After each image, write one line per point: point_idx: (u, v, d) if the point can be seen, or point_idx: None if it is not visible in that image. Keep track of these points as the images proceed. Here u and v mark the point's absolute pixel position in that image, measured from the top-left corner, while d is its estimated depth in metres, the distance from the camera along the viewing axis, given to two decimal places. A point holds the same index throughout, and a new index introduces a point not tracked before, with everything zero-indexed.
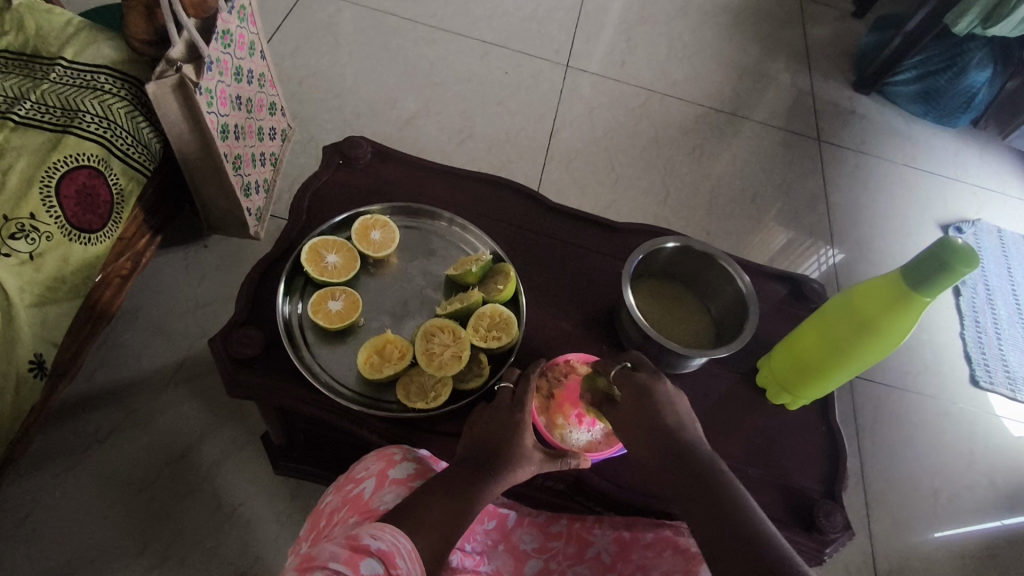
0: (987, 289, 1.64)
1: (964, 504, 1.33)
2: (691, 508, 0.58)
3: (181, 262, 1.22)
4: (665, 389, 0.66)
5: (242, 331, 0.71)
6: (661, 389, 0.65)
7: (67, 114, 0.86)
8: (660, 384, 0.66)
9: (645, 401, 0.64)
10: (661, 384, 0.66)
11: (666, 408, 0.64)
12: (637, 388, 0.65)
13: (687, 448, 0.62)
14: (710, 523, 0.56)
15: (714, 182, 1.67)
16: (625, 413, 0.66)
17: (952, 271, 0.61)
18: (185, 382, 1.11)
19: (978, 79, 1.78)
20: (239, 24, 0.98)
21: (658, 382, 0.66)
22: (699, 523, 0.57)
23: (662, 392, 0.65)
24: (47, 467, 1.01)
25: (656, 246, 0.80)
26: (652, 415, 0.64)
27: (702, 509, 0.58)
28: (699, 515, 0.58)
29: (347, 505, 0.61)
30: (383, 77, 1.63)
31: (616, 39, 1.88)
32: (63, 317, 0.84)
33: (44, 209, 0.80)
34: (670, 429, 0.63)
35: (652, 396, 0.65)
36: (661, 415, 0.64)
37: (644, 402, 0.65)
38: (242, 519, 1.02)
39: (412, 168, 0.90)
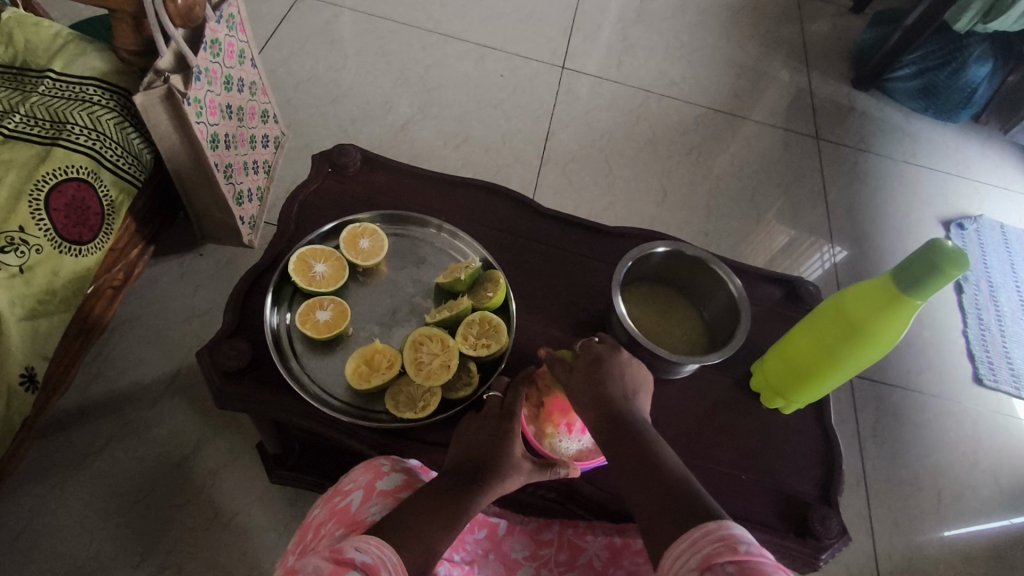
0: (989, 285, 1.63)
1: (968, 504, 1.31)
2: (624, 467, 0.59)
3: (176, 271, 1.22)
4: (619, 360, 0.67)
5: (229, 343, 0.71)
6: (613, 360, 0.66)
7: (56, 126, 0.86)
8: (613, 355, 0.67)
9: (595, 368, 0.65)
10: (614, 355, 0.67)
11: (614, 376, 0.65)
12: (590, 357, 0.66)
13: (625, 412, 0.63)
14: (641, 480, 0.57)
15: (712, 182, 1.66)
16: (572, 379, 0.66)
17: (941, 274, 0.60)
18: (181, 391, 1.11)
19: (978, 74, 1.76)
20: (228, 33, 0.98)
21: (617, 355, 0.67)
22: (630, 481, 0.58)
23: (613, 363, 0.66)
24: (45, 478, 1.01)
25: (646, 251, 0.79)
26: (598, 381, 0.64)
27: (634, 468, 0.58)
28: (631, 473, 0.58)
29: (335, 517, 0.60)
30: (378, 82, 1.63)
31: (612, 40, 1.87)
32: (54, 330, 0.84)
33: (34, 222, 0.80)
34: (617, 396, 0.64)
35: (601, 363, 0.66)
36: (609, 382, 0.65)
37: (592, 368, 0.65)
38: (238, 528, 1.02)
39: (402, 175, 0.90)
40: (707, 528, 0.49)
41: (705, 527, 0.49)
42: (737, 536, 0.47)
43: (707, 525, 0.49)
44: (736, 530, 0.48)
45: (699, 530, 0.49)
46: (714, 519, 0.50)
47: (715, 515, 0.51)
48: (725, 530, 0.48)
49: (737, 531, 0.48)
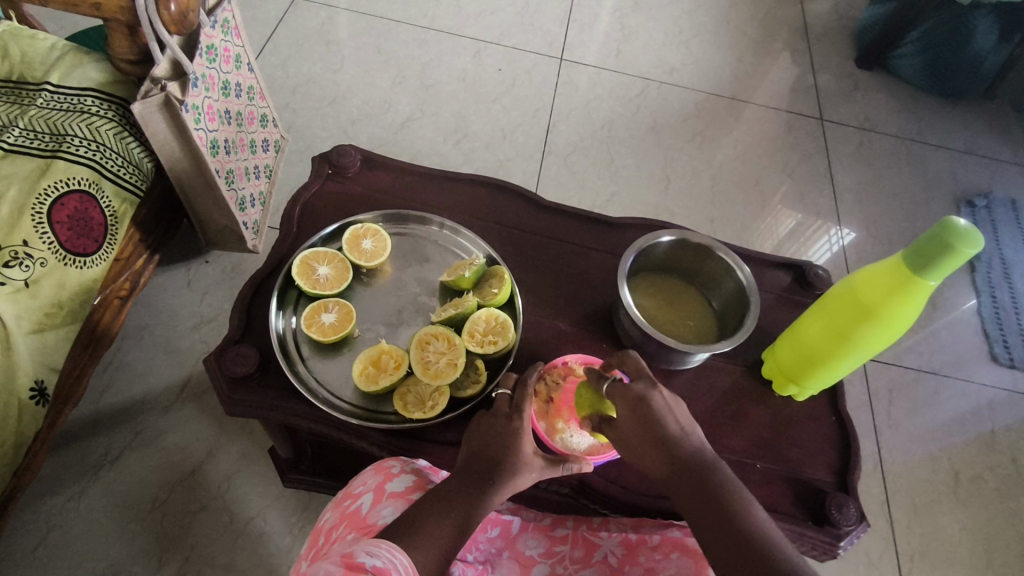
0: (1003, 263, 1.60)
1: (988, 485, 1.30)
2: (704, 525, 0.58)
3: (182, 279, 1.23)
4: (662, 398, 0.63)
5: (235, 349, 0.71)
6: (659, 401, 0.62)
7: (56, 138, 0.86)
8: (656, 393, 0.63)
9: (648, 415, 0.62)
10: (658, 394, 0.63)
11: (670, 421, 0.62)
12: (641, 401, 0.62)
13: (692, 461, 0.61)
14: (724, 542, 0.56)
15: (716, 168, 1.65)
16: (627, 428, 0.63)
17: (953, 253, 0.59)
18: (192, 399, 1.12)
19: (983, 46, 1.72)
20: (223, 38, 0.97)
21: (654, 393, 0.63)
22: (712, 541, 0.57)
23: (659, 402, 0.62)
24: (60, 490, 1.01)
25: (651, 241, 0.78)
26: (656, 429, 0.61)
27: (714, 526, 0.57)
28: (711, 532, 0.57)
29: (346, 521, 0.60)
30: (376, 82, 1.62)
31: (610, 29, 1.85)
32: (62, 342, 0.85)
33: (38, 236, 0.80)
34: (677, 442, 0.61)
35: (652, 408, 0.62)
36: (667, 429, 0.62)
37: (645, 415, 0.62)
38: (255, 532, 1.02)
39: (402, 174, 0.89)
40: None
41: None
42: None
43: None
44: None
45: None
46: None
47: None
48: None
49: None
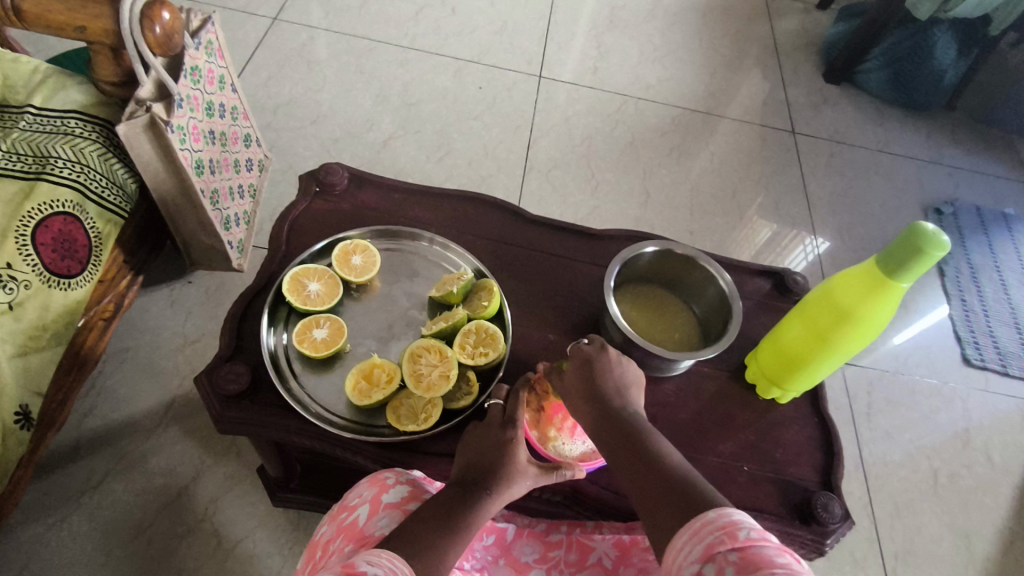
0: (970, 267, 1.66)
1: (966, 483, 1.33)
2: (624, 463, 0.60)
3: (165, 301, 1.22)
4: (607, 358, 0.67)
5: (227, 366, 0.71)
6: (602, 362, 0.67)
7: (39, 160, 0.85)
8: (602, 356, 0.67)
9: (586, 369, 0.67)
10: (605, 355, 0.67)
11: (604, 375, 0.66)
12: (581, 360, 0.68)
13: (620, 411, 0.64)
14: (637, 475, 0.58)
15: (693, 180, 1.69)
16: (568, 381, 0.68)
17: (924, 256, 0.62)
18: (177, 421, 1.10)
19: (944, 60, 1.81)
20: (207, 60, 0.98)
21: (601, 354, 0.67)
22: (628, 475, 0.59)
23: (602, 362, 0.67)
24: (42, 518, 0.99)
25: (636, 251, 0.80)
26: (590, 383, 0.66)
27: (632, 461, 0.60)
28: (631, 471, 0.59)
29: (342, 534, 0.61)
30: (357, 101, 1.64)
31: (587, 47, 1.90)
32: (46, 365, 0.84)
33: (22, 258, 0.79)
34: (607, 392, 0.65)
35: (592, 365, 0.67)
36: (600, 382, 0.66)
37: (583, 367, 0.67)
38: (243, 554, 1.01)
39: (390, 190, 0.91)
40: (706, 520, 0.50)
41: (705, 518, 0.50)
42: (735, 523, 0.48)
43: (707, 515, 0.50)
44: (736, 517, 0.49)
45: (699, 522, 0.50)
46: (713, 509, 0.51)
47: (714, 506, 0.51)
48: (724, 518, 0.49)
49: (735, 518, 0.49)
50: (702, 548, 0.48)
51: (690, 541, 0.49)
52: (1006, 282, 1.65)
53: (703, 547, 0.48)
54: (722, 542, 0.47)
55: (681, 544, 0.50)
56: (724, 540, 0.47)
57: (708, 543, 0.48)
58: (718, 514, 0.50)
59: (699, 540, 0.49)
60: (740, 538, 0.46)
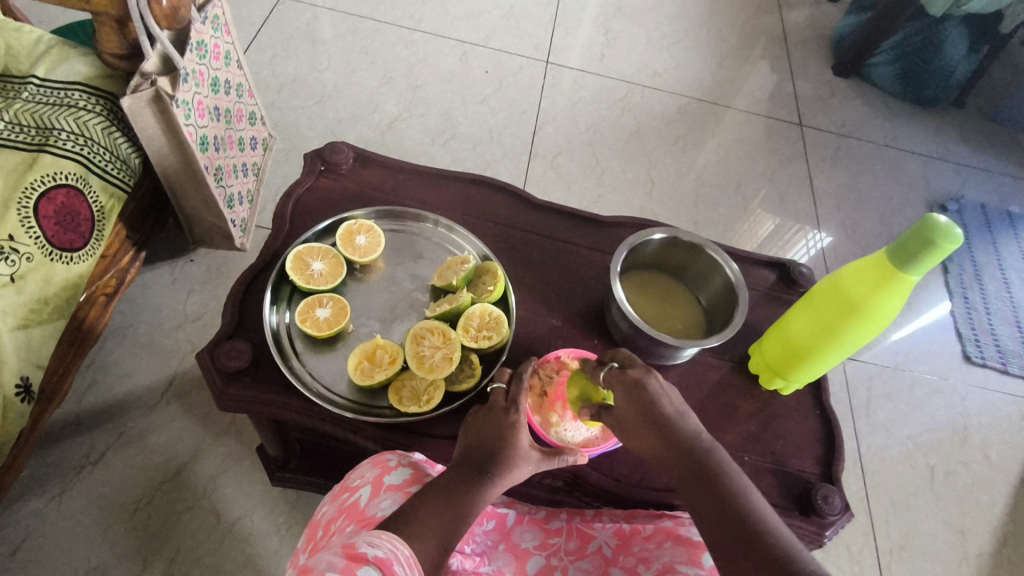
0: (973, 265, 1.66)
1: (962, 480, 1.34)
2: (702, 506, 0.60)
3: (167, 278, 1.21)
4: (659, 383, 0.65)
5: (229, 343, 0.71)
6: (656, 386, 0.65)
7: (42, 132, 0.84)
8: (652, 378, 0.65)
9: (645, 401, 0.64)
10: (654, 380, 0.65)
11: (666, 407, 0.64)
12: (632, 386, 0.65)
13: (688, 443, 0.63)
14: (718, 516, 0.59)
15: (699, 170, 1.68)
16: (624, 413, 0.65)
17: (934, 249, 0.61)
18: (177, 399, 1.10)
19: (955, 56, 1.80)
20: (214, 34, 0.97)
21: (651, 377, 0.65)
22: (709, 520, 0.59)
23: (655, 386, 0.65)
24: (41, 492, 0.99)
25: (642, 238, 0.80)
26: (650, 411, 0.64)
27: (710, 504, 0.60)
28: (706, 511, 0.60)
29: (344, 514, 0.61)
30: (363, 82, 1.62)
31: (595, 33, 1.88)
32: (47, 339, 0.83)
33: (23, 230, 0.79)
34: (672, 426, 0.63)
35: (649, 393, 0.64)
36: (665, 414, 0.64)
37: (641, 399, 0.64)
38: (242, 532, 1.01)
39: (395, 171, 0.90)
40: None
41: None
42: None
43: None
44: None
45: None
46: (812, 574, 0.52)
47: (814, 571, 0.53)
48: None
49: None
50: None
51: None
52: (1009, 280, 1.65)
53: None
54: None
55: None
56: None
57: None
58: None
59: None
60: None
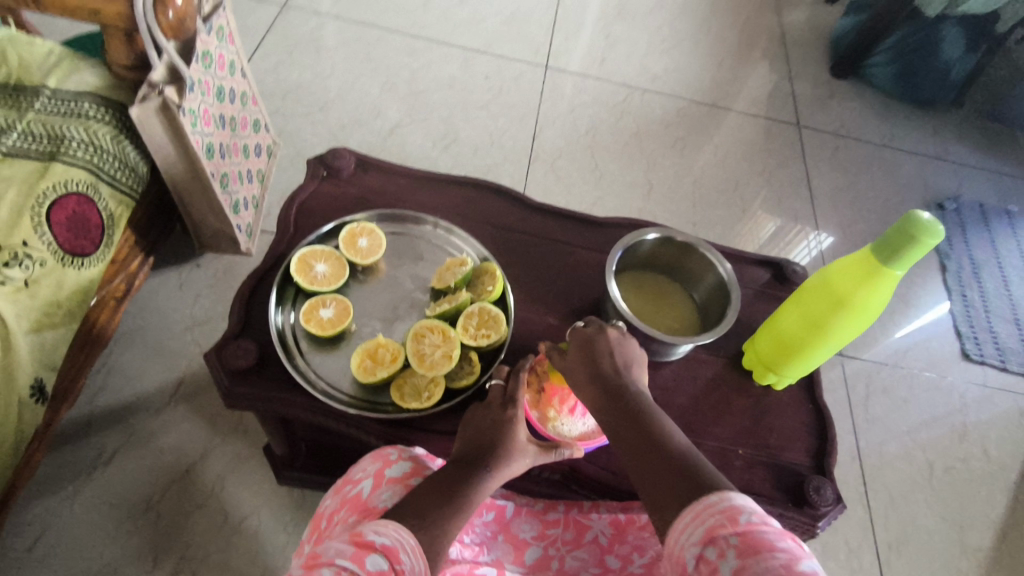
0: (971, 263, 1.67)
1: (961, 475, 1.35)
2: (624, 440, 0.61)
3: (174, 282, 1.24)
4: (608, 339, 0.69)
5: (236, 343, 0.73)
6: (603, 341, 0.68)
7: (54, 141, 0.87)
8: (602, 336, 0.69)
9: (591, 352, 0.68)
10: (605, 336, 0.69)
11: (607, 358, 0.67)
12: (584, 343, 0.69)
13: (621, 387, 0.65)
14: (635, 446, 0.60)
15: (698, 171, 1.70)
16: (571, 365, 0.69)
17: (917, 244, 0.63)
18: (185, 400, 1.13)
19: (951, 57, 1.81)
20: (219, 45, 0.99)
21: (602, 335, 0.69)
22: (626, 450, 0.61)
23: (603, 342, 0.68)
24: (53, 491, 1.02)
25: (637, 237, 0.82)
26: (593, 361, 0.67)
27: (631, 436, 0.61)
28: (626, 442, 0.61)
29: (347, 505, 0.63)
30: (366, 89, 1.65)
31: (594, 38, 1.90)
32: (60, 342, 0.86)
33: (37, 236, 0.81)
34: (610, 373, 0.66)
35: (596, 346, 0.68)
36: (604, 364, 0.67)
37: (590, 352, 0.68)
38: (249, 530, 1.03)
39: (396, 175, 0.92)
40: (706, 500, 0.51)
41: (706, 500, 0.51)
42: (737, 507, 0.50)
43: (708, 498, 0.52)
44: (737, 502, 0.51)
45: (701, 503, 0.52)
46: (715, 490, 0.53)
47: (715, 486, 0.53)
48: (726, 502, 0.51)
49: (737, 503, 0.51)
50: (702, 530, 0.50)
51: (691, 522, 0.51)
52: (1007, 278, 1.66)
53: (704, 529, 0.50)
54: (723, 525, 0.49)
55: (682, 523, 0.51)
56: (725, 524, 0.49)
57: (709, 525, 0.50)
58: (719, 497, 0.51)
59: (699, 522, 0.50)
60: (740, 521, 0.48)
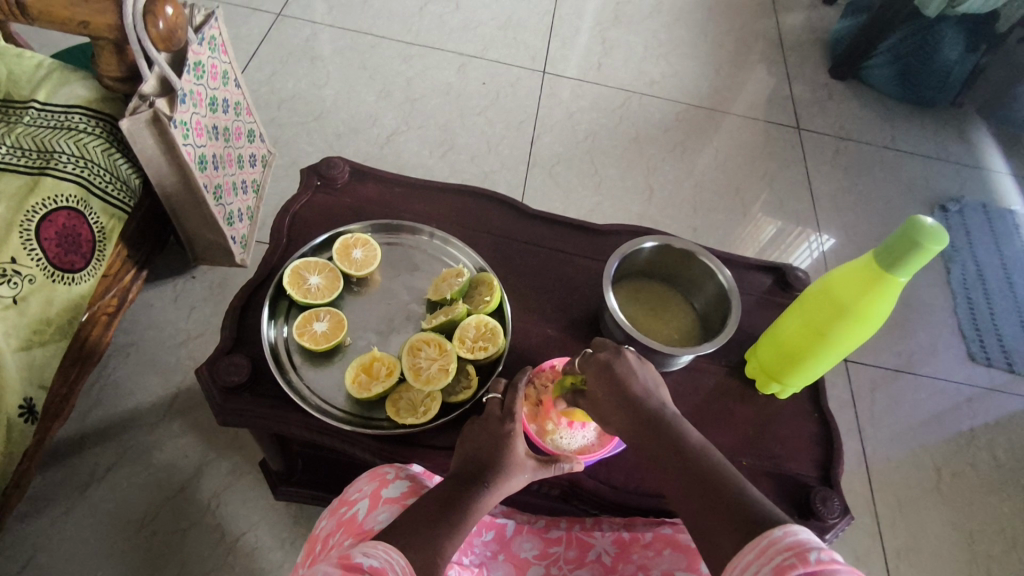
0: (976, 264, 1.65)
1: (970, 481, 1.33)
2: (671, 476, 0.59)
3: (169, 295, 1.23)
4: (627, 363, 0.67)
5: (228, 359, 0.71)
6: (622, 365, 0.66)
7: (43, 155, 0.86)
8: (620, 359, 0.67)
9: (612, 378, 0.66)
10: (623, 359, 0.67)
11: (632, 384, 0.65)
12: (601, 368, 0.67)
13: (658, 418, 0.63)
14: (685, 482, 0.57)
15: (697, 175, 1.68)
16: (595, 393, 0.67)
17: (921, 251, 0.61)
18: (180, 415, 1.11)
19: (951, 56, 1.80)
20: (211, 55, 0.98)
21: (619, 359, 0.67)
22: (676, 485, 0.58)
23: (623, 366, 0.66)
24: (46, 510, 1.00)
25: (635, 246, 0.80)
26: (618, 388, 0.65)
27: (678, 471, 0.58)
28: (674, 478, 0.58)
29: (342, 528, 0.61)
30: (361, 97, 1.64)
31: (591, 42, 1.89)
32: (50, 359, 0.85)
33: (26, 252, 0.80)
34: (640, 402, 0.64)
35: (617, 372, 0.66)
36: (630, 391, 0.65)
37: (610, 378, 0.66)
38: (246, 547, 1.02)
39: (390, 185, 0.91)
40: (769, 537, 0.48)
41: (771, 535, 0.48)
42: (803, 542, 0.46)
43: (772, 533, 0.48)
44: (801, 536, 0.47)
45: (762, 538, 0.48)
46: (776, 525, 0.49)
47: (774, 519, 0.50)
48: (791, 537, 0.47)
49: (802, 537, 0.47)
50: (770, 568, 0.46)
51: (757, 560, 0.47)
52: (1012, 279, 1.64)
53: (773, 568, 0.45)
54: (792, 562, 0.44)
55: (745, 563, 0.48)
56: (794, 562, 0.44)
57: (776, 563, 0.46)
58: (783, 531, 0.48)
59: (766, 560, 0.46)
60: (810, 559, 0.44)
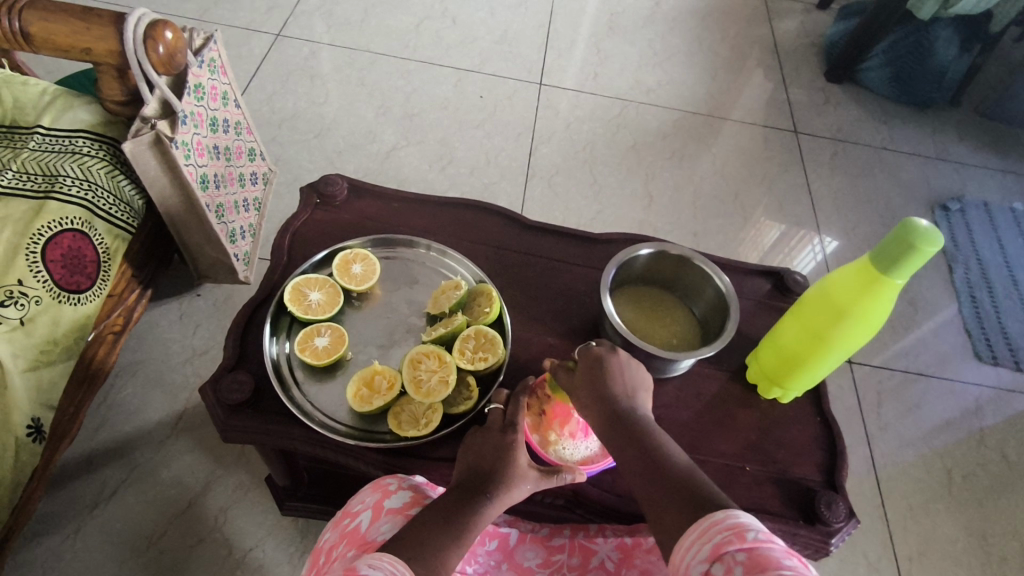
0: (979, 263, 1.65)
1: (980, 482, 1.32)
2: (631, 464, 0.60)
3: (174, 314, 1.24)
4: (617, 359, 0.68)
5: (231, 376, 0.72)
6: (612, 360, 0.68)
7: (49, 179, 0.87)
8: (612, 355, 0.68)
9: (598, 371, 0.67)
10: (614, 355, 0.68)
11: (615, 378, 0.66)
12: (592, 360, 0.68)
13: (629, 411, 0.64)
14: (643, 471, 0.59)
15: (696, 182, 1.69)
16: (578, 383, 0.68)
17: (916, 252, 0.62)
18: (187, 432, 1.12)
19: (945, 58, 1.81)
20: (210, 77, 1.00)
21: (613, 355, 0.68)
22: (634, 473, 0.59)
23: (613, 362, 0.67)
24: (56, 530, 1.01)
25: (631, 253, 0.81)
26: (602, 382, 0.66)
27: (638, 460, 0.60)
28: (633, 467, 0.60)
29: (345, 539, 0.61)
30: (361, 113, 1.66)
31: (587, 53, 1.91)
32: (57, 380, 0.86)
33: (32, 275, 0.81)
34: (617, 395, 0.65)
35: (605, 365, 0.67)
36: (611, 384, 0.66)
37: (598, 373, 0.67)
38: (253, 563, 1.02)
39: (388, 200, 0.92)
40: (716, 521, 0.49)
41: (713, 519, 0.50)
42: (742, 524, 0.48)
43: (714, 516, 0.50)
44: (743, 519, 0.49)
45: (708, 523, 0.50)
46: (720, 511, 0.51)
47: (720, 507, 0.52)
48: (731, 519, 0.49)
49: (742, 520, 0.49)
50: (709, 547, 0.48)
51: (698, 541, 0.49)
52: (1016, 277, 1.64)
53: (711, 547, 0.48)
54: (729, 541, 0.47)
55: (688, 544, 0.50)
56: (731, 540, 0.47)
57: (715, 543, 0.48)
58: (725, 515, 0.50)
59: (705, 540, 0.49)
60: (748, 538, 0.46)
